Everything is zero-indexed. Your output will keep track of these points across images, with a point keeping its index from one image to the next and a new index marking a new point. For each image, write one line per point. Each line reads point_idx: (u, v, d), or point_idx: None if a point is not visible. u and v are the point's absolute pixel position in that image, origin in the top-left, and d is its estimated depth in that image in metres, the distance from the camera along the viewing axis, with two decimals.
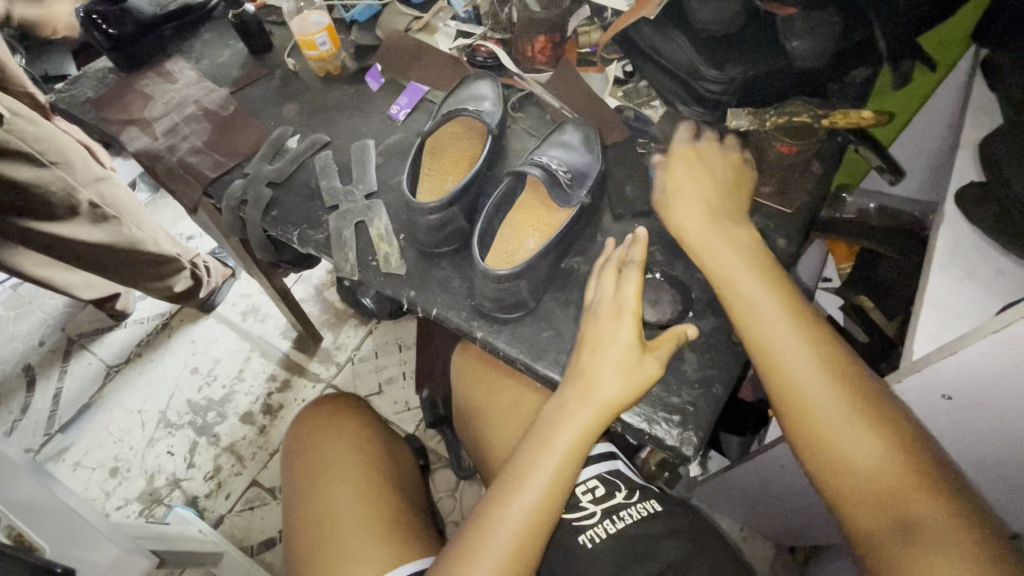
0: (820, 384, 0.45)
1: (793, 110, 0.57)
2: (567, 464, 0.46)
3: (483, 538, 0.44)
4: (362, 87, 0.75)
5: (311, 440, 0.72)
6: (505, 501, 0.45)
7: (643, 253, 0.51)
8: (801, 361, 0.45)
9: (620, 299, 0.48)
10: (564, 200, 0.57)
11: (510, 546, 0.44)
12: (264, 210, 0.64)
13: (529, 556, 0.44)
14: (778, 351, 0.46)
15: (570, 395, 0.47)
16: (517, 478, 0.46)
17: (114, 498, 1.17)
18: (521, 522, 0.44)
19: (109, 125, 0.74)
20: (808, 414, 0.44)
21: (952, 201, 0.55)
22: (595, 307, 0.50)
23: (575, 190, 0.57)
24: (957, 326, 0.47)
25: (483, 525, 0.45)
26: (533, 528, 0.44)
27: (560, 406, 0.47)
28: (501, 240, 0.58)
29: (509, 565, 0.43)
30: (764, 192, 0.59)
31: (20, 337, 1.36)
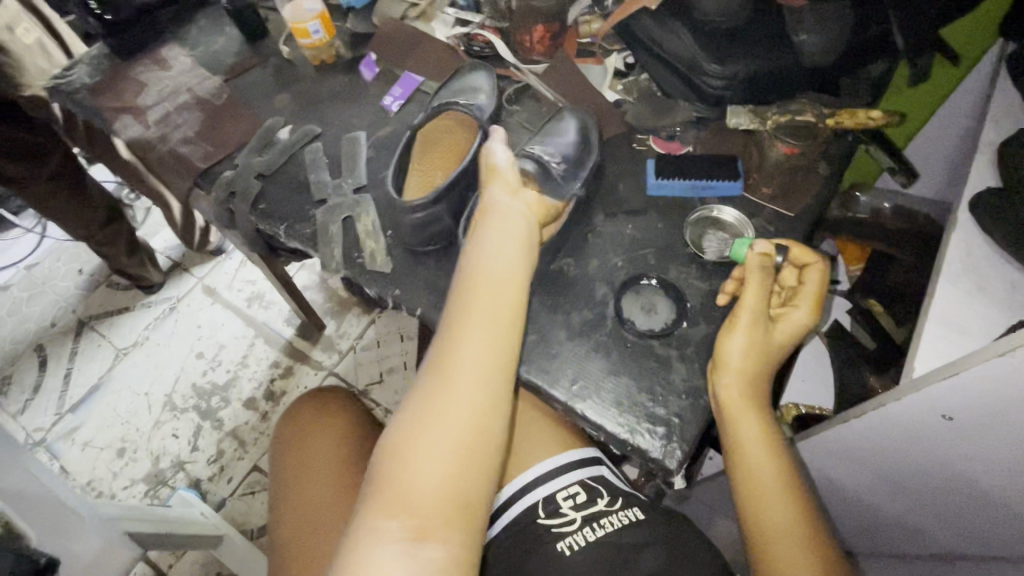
0: (788, 509, 0.44)
1: (796, 110, 0.54)
2: (515, 294, 0.46)
3: (455, 357, 0.42)
4: (356, 76, 0.73)
5: (300, 433, 0.72)
6: (458, 339, 0.43)
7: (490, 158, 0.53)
8: (777, 490, 0.45)
9: (512, 194, 0.51)
10: (558, 194, 0.55)
11: (478, 386, 0.41)
12: (253, 202, 0.64)
13: (501, 404, 0.42)
14: (759, 475, 0.45)
15: (507, 250, 0.47)
16: (467, 308, 0.44)
17: (120, 478, 1.19)
18: (483, 358, 0.42)
19: (104, 113, 0.73)
20: (771, 528, 0.44)
21: (967, 207, 0.52)
22: (502, 200, 0.50)
23: (568, 183, 0.55)
24: (963, 343, 0.44)
25: (443, 372, 0.42)
26: (498, 358, 0.43)
27: (482, 251, 0.47)
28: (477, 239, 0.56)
29: (481, 401, 0.41)
30: (765, 195, 0.56)
31: (32, 317, 1.39)
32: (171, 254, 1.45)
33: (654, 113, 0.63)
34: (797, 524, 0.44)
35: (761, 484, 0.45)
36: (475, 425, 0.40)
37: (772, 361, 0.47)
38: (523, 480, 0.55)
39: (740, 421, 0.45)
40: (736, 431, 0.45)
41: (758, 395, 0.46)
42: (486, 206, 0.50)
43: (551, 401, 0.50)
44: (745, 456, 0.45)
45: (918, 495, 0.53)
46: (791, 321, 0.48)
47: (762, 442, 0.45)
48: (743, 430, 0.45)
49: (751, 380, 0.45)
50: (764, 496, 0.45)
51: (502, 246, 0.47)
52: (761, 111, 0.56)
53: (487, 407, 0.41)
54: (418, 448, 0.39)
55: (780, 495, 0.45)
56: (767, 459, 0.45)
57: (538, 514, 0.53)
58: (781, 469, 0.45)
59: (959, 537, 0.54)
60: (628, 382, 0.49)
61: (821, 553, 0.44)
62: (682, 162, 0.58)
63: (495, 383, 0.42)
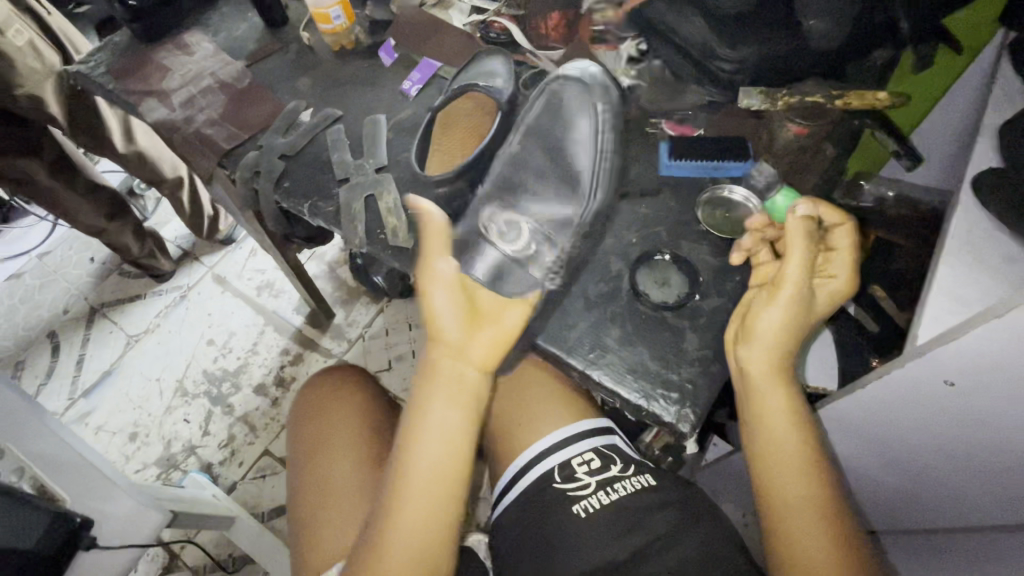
0: (807, 476, 0.47)
1: (807, 91, 0.58)
2: (469, 394, 0.48)
3: (420, 431, 0.47)
4: (375, 62, 0.75)
5: (321, 406, 0.74)
6: (415, 442, 0.47)
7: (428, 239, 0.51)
8: (796, 454, 0.47)
9: (457, 313, 0.49)
10: (520, 289, 0.52)
11: (431, 491, 0.46)
12: (277, 182, 0.66)
13: (451, 501, 0.46)
14: (779, 440, 0.47)
15: (452, 374, 0.48)
16: (421, 422, 0.47)
17: (133, 461, 1.21)
18: (436, 466, 0.46)
19: (129, 96, 0.75)
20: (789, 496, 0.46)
21: (968, 188, 0.54)
22: (444, 324, 0.48)
23: (531, 272, 0.53)
24: (966, 311, 0.46)
25: (410, 435, 0.48)
26: (450, 462, 0.47)
27: (432, 369, 0.49)
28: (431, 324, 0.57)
29: (430, 505, 0.46)
30: (774, 173, 0.60)
31: (45, 304, 1.41)
32: (183, 243, 1.47)
33: (669, 95, 0.65)
34: (812, 489, 0.46)
35: (778, 448, 0.47)
36: (424, 531, 0.45)
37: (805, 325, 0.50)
38: (541, 449, 0.57)
39: (764, 390, 0.48)
40: (760, 400, 0.48)
41: (781, 369, 0.48)
42: (432, 329, 0.49)
43: (568, 369, 0.52)
44: (767, 424, 0.48)
45: (920, 464, 0.55)
46: (831, 287, 0.50)
47: (784, 410, 0.47)
48: (766, 401, 0.48)
49: (782, 351, 0.48)
50: (783, 460, 0.47)
51: (449, 368, 0.49)
52: (772, 93, 0.59)
53: (433, 521, 0.46)
54: (393, 514, 0.45)
55: (798, 460, 0.47)
56: (789, 426, 0.47)
57: (554, 479, 0.55)
58: (802, 437, 0.47)
59: (962, 506, 0.56)
60: (643, 351, 0.51)
61: (834, 517, 0.46)
62: (696, 144, 0.60)
63: (456, 453, 0.47)
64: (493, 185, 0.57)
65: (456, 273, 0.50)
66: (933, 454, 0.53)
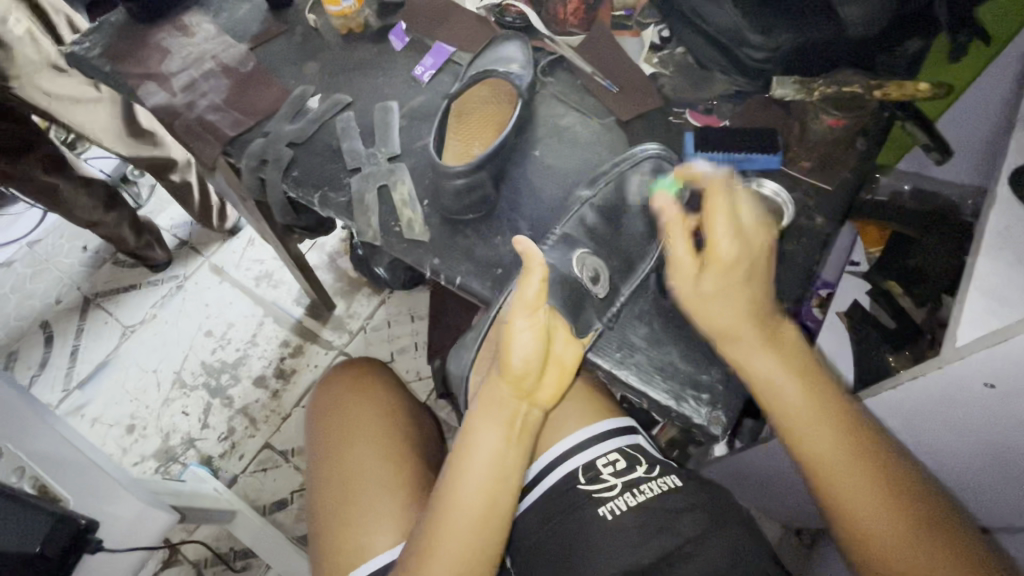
0: (842, 446, 0.43)
1: (845, 81, 0.55)
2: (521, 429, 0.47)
3: (468, 452, 0.46)
4: (386, 46, 0.72)
5: (336, 402, 0.72)
6: (467, 456, 0.46)
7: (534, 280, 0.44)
8: (814, 421, 0.44)
9: (533, 355, 0.45)
10: (580, 330, 0.49)
11: (477, 502, 0.44)
12: (285, 170, 0.63)
13: (492, 530, 0.45)
14: (789, 408, 0.44)
15: (510, 403, 0.47)
16: (470, 440, 0.46)
17: (131, 454, 1.19)
18: (483, 479, 0.45)
19: (127, 80, 0.71)
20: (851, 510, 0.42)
21: (1004, 184, 0.52)
22: (515, 358, 0.45)
23: (596, 314, 0.50)
24: (1007, 312, 0.45)
25: (459, 457, 0.47)
26: (498, 476, 0.45)
27: (488, 396, 0.47)
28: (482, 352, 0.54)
29: (477, 520, 0.44)
30: (804, 167, 0.57)
31: (37, 294, 1.37)
32: (179, 231, 1.44)
33: (693, 86, 0.64)
34: (854, 457, 0.42)
35: (795, 421, 0.44)
36: (470, 543, 0.44)
37: (741, 284, 0.44)
38: (565, 448, 0.56)
39: (753, 358, 0.45)
40: (750, 368, 0.45)
41: (818, 385, 0.44)
42: (503, 358, 0.46)
43: (593, 368, 0.50)
44: (772, 391, 0.45)
45: (946, 463, 0.54)
46: (723, 249, 0.44)
47: (782, 373, 0.44)
48: (804, 414, 0.44)
49: (742, 316, 0.44)
50: (801, 431, 0.44)
51: (504, 397, 0.47)
52: (808, 81, 0.56)
53: (479, 534, 0.44)
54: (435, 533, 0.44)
55: (820, 427, 0.43)
56: (794, 390, 0.44)
57: (578, 480, 0.54)
58: (812, 398, 0.44)
59: (985, 505, 0.56)
60: (672, 351, 0.50)
61: (889, 484, 0.42)
62: (723, 135, 0.58)
63: (502, 481, 0.45)
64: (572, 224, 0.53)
65: (544, 311, 0.45)
66: (961, 454, 0.52)
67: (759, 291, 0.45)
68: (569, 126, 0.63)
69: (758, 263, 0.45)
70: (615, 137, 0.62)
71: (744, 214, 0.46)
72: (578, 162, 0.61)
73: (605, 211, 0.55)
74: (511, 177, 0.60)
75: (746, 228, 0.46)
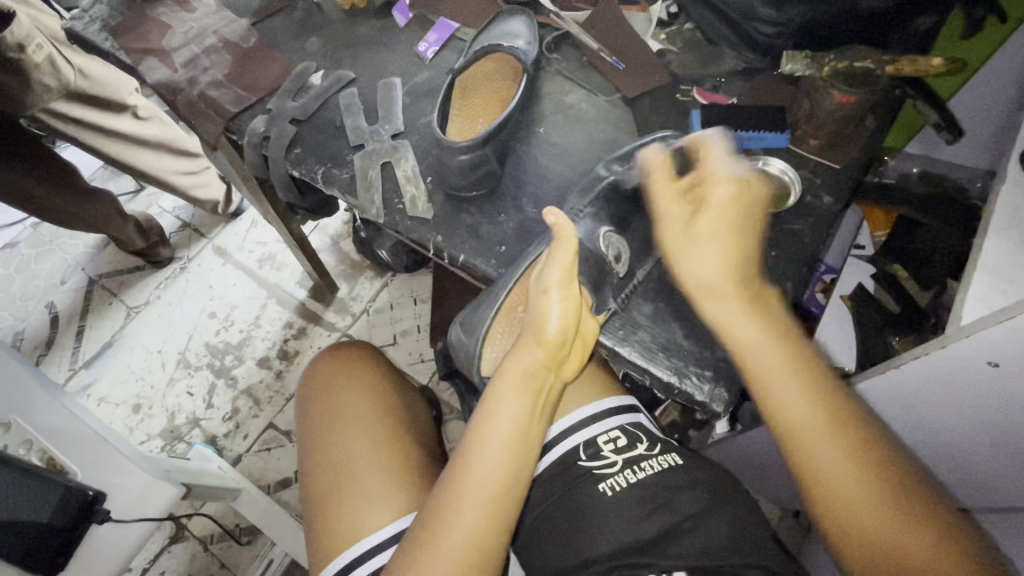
0: (815, 408, 0.43)
1: (856, 54, 0.52)
2: (535, 413, 0.47)
3: (483, 432, 0.46)
4: (389, 22, 0.71)
5: (329, 386, 0.72)
6: (482, 432, 0.46)
7: (571, 240, 0.47)
8: (793, 384, 0.44)
9: (568, 324, 0.47)
10: (597, 309, 0.51)
11: (497, 473, 0.44)
12: (288, 147, 0.63)
13: (508, 509, 0.44)
14: (767, 368, 0.44)
15: (538, 374, 0.48)
16: (488, 412, 0.46)
17: (136, 433, 1.20)
18: (502, 448, 0.45)
19: (126, 54, 0.69)
20: (836, 486, 0.42)
21: (1016, 164, 0.52)
22: (551, 326, 0.47)
23: (612, 294, 0.50)
24: (1013, 291, 0.44)
25: (472, 440, 0.46)
26: (519, 445, 0.45)
27: (515, 364, 0.48)
28: (500, 329, 0.55)
29: (496, 490, 0.44)
30: (812, 145, 0.56)
31: (41, 275, 1.38)
32: (182, 213, 1.44)
33: (701, 62, 0.63)
34: (829, 422, 0.43)
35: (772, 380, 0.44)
36: (489, 517, 0.43)
37: (731, 228, 0.46)
38: (564, 426, 0.56)
39: (729, 316, 0.45)
40: (724, 324, 0.45)
41: (796, 359, 0.45)
42: (538, 328, 0.47)
43: (596, 345, 0.51)
44: (749, 352, 0.44)
45: (951, 443, 0.54)
46: (719, 195, 0.47)
47: (760, 333, 0.45)
48: (783, 391, 0.44)
49: (732, 258, 0.45)
50: (779, 392, 0.44)
51: (534, 366, 0.48)
52: (818, 57, 0.53)
53: (497, 504, 0.43)
54: (447, 519, 0.43)
55: (798, 391, 0.44)
56: (771, 349, 0.44)
57: (579, 457, 0.55)
58: (788, 357, 0.44)
59: (984, 486, 0.56)
60: (676, 329, 0.50)
61: (870, 455, 0.42)
62: (732, 113, 0.58)
63: (519, 463, 0.45)
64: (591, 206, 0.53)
65: (573, 284, 0.48)
66: (963, 434, 0.52)
67: (750, 239, 0.46)
68: (575, 103, 0.62)
69: (747, 207, 0.47)
70: (621, 114, 0.62)
71: (737, 165, 0.48)
72: (583, 140, 0.60)
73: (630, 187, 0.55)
74: (515, 154, 0.59)
75: (740, 176, 0.48)
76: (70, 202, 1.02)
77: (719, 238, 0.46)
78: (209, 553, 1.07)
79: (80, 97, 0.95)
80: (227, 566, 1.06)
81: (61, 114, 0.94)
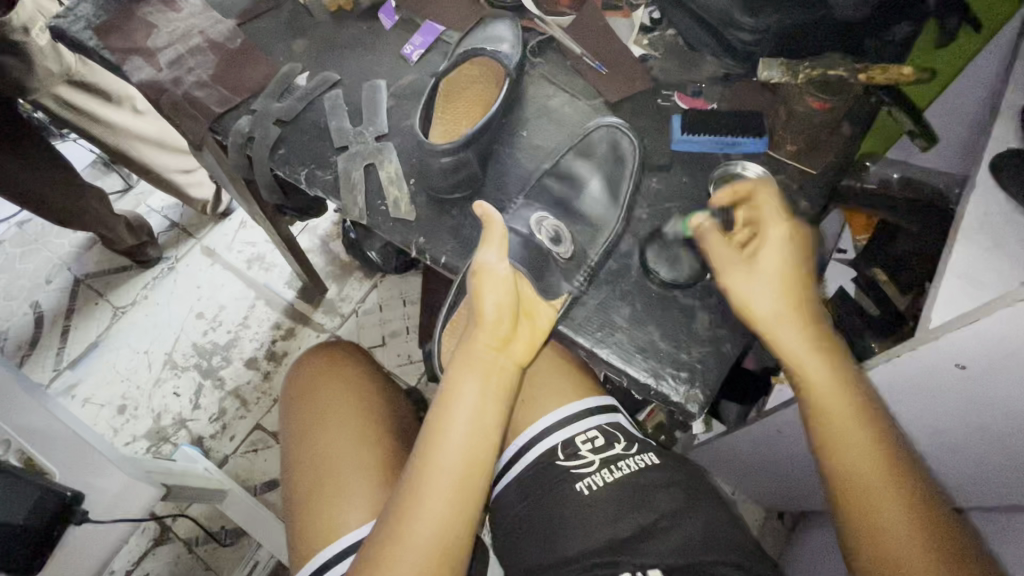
0: (861, 430, 0.43)
1: (828, 64, 0.53)
2: (494, 402, 0.47)
3: (444, 425, 0.46)
4: (375, 24, 0.72)
5: (306, 384, 0.73)
6: (444, 420, 0.46)
7: (498, 227, 0.49)
8: (840, 402, 0.44)
9: (505, 303, 0.49)
10: (546, 291, 0.52)
11: (462, 460, 0.44)
12: (272, 148, 0.63)
13: (473, 498, 0.44)
14: (819, 390, 0.44)
15: (490, 357, 0.48)
16: (451, 396, 0.47)
17: (122, 434, 1.19)
18: (466, 434, 0.45)
19: (110, 53, 0.69)
20: (876, 516, 0.40)
21: (987, 171, 0.53)
22: (489, 306, 0.48)
23: (562, 278, 0.53)
24: (980, 295, 0.45)
25: (433, 432, 0.46)
26: (481, 430, 0.46)
27: (466, 350, 0.49)
28: (456, 318, 0.58)
29: (462, 476, 0.44)
30: (789, 151, 0.57)
31: (26, 274, 1.36)
32: (170, 213, 1.43)
33: (682, 68, 0.64)
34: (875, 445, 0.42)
35: (820, 395, 0.44)
36: (457, 503, 0.44)
37: (799, 267, 0.48)
38: (541, 427, 0.57)
39: (780, 326, 0.46)
40: (775, 331, 0.46)
41: (842, 376, 0.45)
42: (476, 310, 0.49)
43: (576, 347, 0.52)
44: (804, 374, 0.45)
45: (927, 445, 0.55)
46: (776, 233, 0.48)
47: (811, 350, 0.45)
48: (832, 409, 0.44)
49: (779, 288, 0.47)
50: (826, 408, 0.44)
51: (484, 350, 0.48)
52: (794, 65, 0.55)
53: (464, 494, 0.44)
54: (410, 512, 0.43)
55: (843, 411, 0.43)
56: (823, 366, 0.45)
57: (557, 456, 0.56)
58: (834, 376, 0.45)
59: (959, 486, 0.57)
60: (653, 330, 0.51)
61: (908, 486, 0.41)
62: (711, 118, 0.59)
63: (482, 452, 0.45)
64: None
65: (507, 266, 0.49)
66: (935, 434, 0.53)
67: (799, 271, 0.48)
68: (558, 107, 0.63)
69: (803, 246, 0.48)
70: (604, 118, 0.62)
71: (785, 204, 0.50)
72: (566, 143, 0.61)
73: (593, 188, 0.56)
74: (499, 156, 0.60)
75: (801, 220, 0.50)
76: (65, 197, 1.02)
77: (769, 272, 0.47)
78: (195, 555, 1.07)
79: (83, 85, 0.96)
80: (213, 568, 1.06)
81: (66, 99, 0.94)
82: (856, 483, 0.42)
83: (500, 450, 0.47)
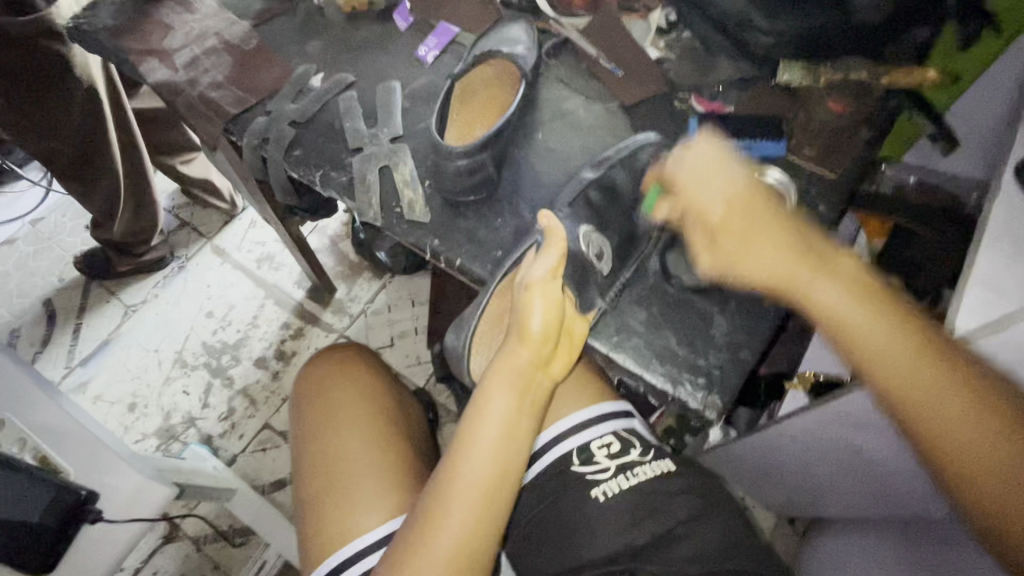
0: (908, 346, 0.39)
1: (849, 66, 0.56)
2: (523, 415, 0.47)
3: (472, 434, 0.45)
4: (389, 26, 0.72)
5: (322, 387, 0.72)
6: (473, 431, 0.45)
7: (559, 241, 0.49)
8: (876, 326, 0.40)
9: (552, 319, 0.47)
10: (584, 307, 0.51)
11: (490, 470, 0.44)
12: (287, 149, 0.63)
13: (501, 509, 0.44)
14: (854, 321, 0.40)
15: (527, 371, 0.48)
16: (482, 406, 0.46)
17: (132, 432, 1.20)
18: (496, 445, 0.45)
19: (127, 55, 0.69)
20: (952, 433, 0.37)
21: (1009, 176, 0.52)
22: (535, 321, 0.47)
23: (597, 292, 0.51)
24: (1004, 303, 0.44)
25: (463, 439, 0.46)
26: (510, 442, 0.45)
27: (505, 362, 0.48)
28: (483, 329, 0.56)
29: (489, 486, 0.44)
30: (807, 155, 0.57)
31: (39, 272, 1.37)
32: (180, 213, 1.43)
33: (699, 71, 0.64)
34: (929, 359, 0.39)
35: (870, 344, 0.40)
36: (482, 512, 0.43)
37: (770, 231, 0.44)
38: (557, 431, 0.57)
39: (812, 282, 0.42)
40: (808, 294, 0.42)
41: (870, 294, 0.41)
42: (522, 322, 0.47)
43: (591, 351, 0.51)
44: (829, 310, 0.41)
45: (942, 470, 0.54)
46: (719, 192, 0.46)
47: (846, 295, 0.41)
48: (868, 335, 0.40)
49: (775, 249, 0.44)
50: (882, 356, 0.39)
51: (523, 364, 0.47)
52: (815, 69, 0.58)
53: (489, 505, 0.43)
54: (436, 521, 0.43)
55: (884, 331, 0.40)
56: (845, 298, 0.41)
57: (573, 461, 0.55)
58: (861, 299, 0.41)
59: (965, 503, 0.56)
60: (670, 336, 0.51)
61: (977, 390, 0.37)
62: (729, 122, 0.59)
63: (509, 466, 0.45)
64: (586, 211, 0.54)
65: (557, 283, 0.48)
66: None
67: (769, 227, 0.44)
68: (573, 109, 0.63)
69: (754, 208, 0.45)
70: (618, 120, 0.62)
71: (724, 167, 0.47)
72: (581, 146, 0.61)
73: (607, 192, 0.55)
74: (513, 158, 0.60)
75: (737, 177, 0.47)
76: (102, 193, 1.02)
77: (766, 237, 0.43)
78: (203, 553, 1.07)
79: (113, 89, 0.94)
80: (221, 566, 1.06)
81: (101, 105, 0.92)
82: (916, 400, 0.38)
83: (526, 461, 0.47)
